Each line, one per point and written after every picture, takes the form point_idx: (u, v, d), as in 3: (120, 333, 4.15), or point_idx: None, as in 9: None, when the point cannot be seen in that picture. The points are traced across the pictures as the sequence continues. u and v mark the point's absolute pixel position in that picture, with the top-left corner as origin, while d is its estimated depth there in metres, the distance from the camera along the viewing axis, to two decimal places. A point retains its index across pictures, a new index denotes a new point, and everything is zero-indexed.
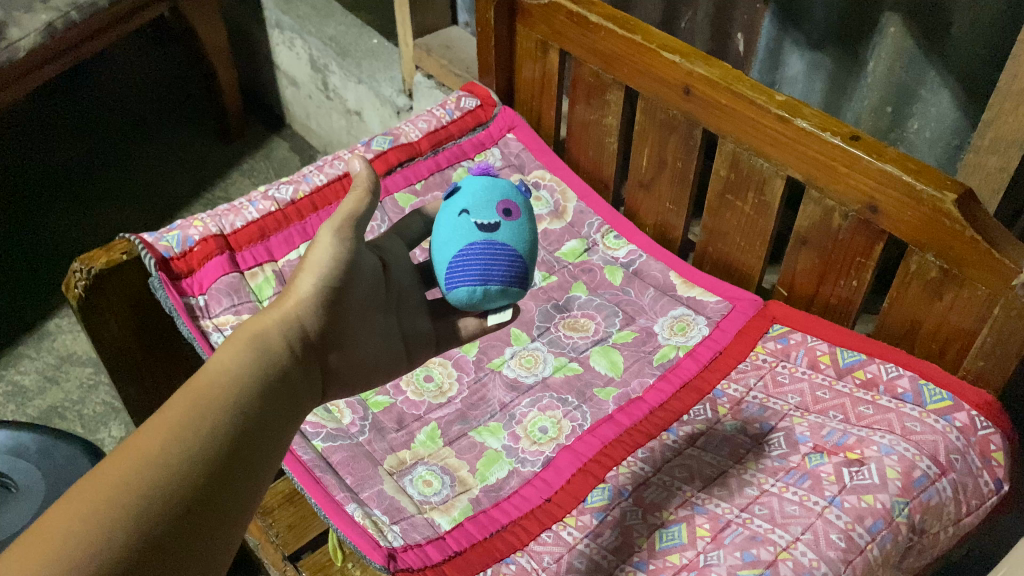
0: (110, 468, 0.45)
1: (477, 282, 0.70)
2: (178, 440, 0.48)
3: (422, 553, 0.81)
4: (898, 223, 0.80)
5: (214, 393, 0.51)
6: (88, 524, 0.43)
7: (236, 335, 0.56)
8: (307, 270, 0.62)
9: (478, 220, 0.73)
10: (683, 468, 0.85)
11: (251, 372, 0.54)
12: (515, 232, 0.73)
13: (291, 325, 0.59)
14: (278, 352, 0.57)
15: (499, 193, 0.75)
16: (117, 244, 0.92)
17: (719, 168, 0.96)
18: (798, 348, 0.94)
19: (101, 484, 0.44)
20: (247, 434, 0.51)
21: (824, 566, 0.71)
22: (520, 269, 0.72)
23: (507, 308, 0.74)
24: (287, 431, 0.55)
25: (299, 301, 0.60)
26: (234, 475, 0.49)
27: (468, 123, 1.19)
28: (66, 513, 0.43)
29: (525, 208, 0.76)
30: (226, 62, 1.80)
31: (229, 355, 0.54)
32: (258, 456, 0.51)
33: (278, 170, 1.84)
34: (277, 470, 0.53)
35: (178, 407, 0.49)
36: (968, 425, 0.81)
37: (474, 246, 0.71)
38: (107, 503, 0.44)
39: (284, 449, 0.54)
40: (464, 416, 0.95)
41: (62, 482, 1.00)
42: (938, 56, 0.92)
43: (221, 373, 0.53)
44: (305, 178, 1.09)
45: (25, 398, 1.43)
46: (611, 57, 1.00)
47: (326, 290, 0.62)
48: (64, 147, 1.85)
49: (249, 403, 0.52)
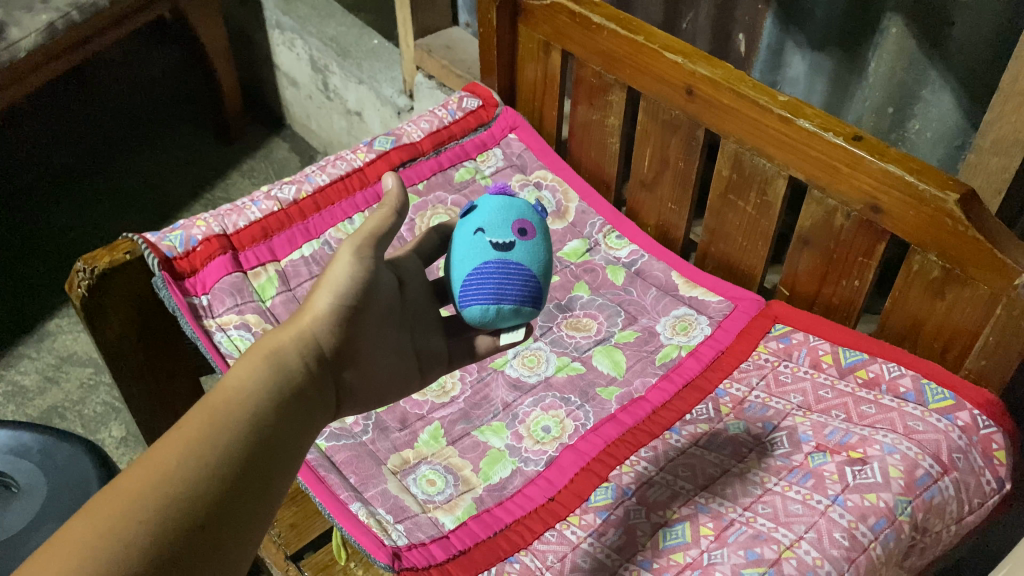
0: (126, 484, 0.46)
1: (490, 301, 0.70)
2: (193, 456, 0.48)
3: (427, 552, 0.81)
4: (901, 223, 0.80)
5: (231, 410, 0.51)
6: (104, 539, 0.43)
7: (252, 352, 0.56)
8: (324, 287, 0.62)
9: (493, 239, 0.73)
10: (687, 467, 0.85)
11: (267, 390, 0.54)
12: (530, 252, 0.73)
13: (308, 342, 0.59)
14: (294, 369, 0.57)
15: (515, 213, 0.76)
16: (119, 244, 0.92)
17: (721, 169, 0.97)
18: (801, 347, 0.94)
19: (116, 500, 0.45)
20: (261, 452, 0.51)
21: (827, 564, 0.71)
22: (534, 288, 0.72)
23: (519, 327, 0.74)
24: (301, 449, 0.55)
25: (316, 317, 0.60)
26: (249, 493, 0.49)
27: (470, 123, 1.19)
28: (82, 528, 0.43)
29: (540, 229, 0.76)
30: (226, 62, 1.80)
31: (245, 372, 0.54)
32: (272, 474, 0.51)
33: (278, 170, 1.84)
34: (291, 486, 0.53)
35: (195, 423, 0.50)
36: (970, 424, 0.81)
37: (488, 264, 0.71)
38: (122, 518, 0.44)
39: (298, 466, 0.54)
40: (467, 415, 0.95)
41: (63, 481, 0.99)
42: (940, 57, 0.92)
43: (237, 389, 0.53)
44: (307, 178, 1.09)
45: (25, 398, 1.43)
46: (614, 58, 1.00)
47: (343, 308, 0.62)
48: (65, 149, 1.85)
49: (264, 420, 0.52)
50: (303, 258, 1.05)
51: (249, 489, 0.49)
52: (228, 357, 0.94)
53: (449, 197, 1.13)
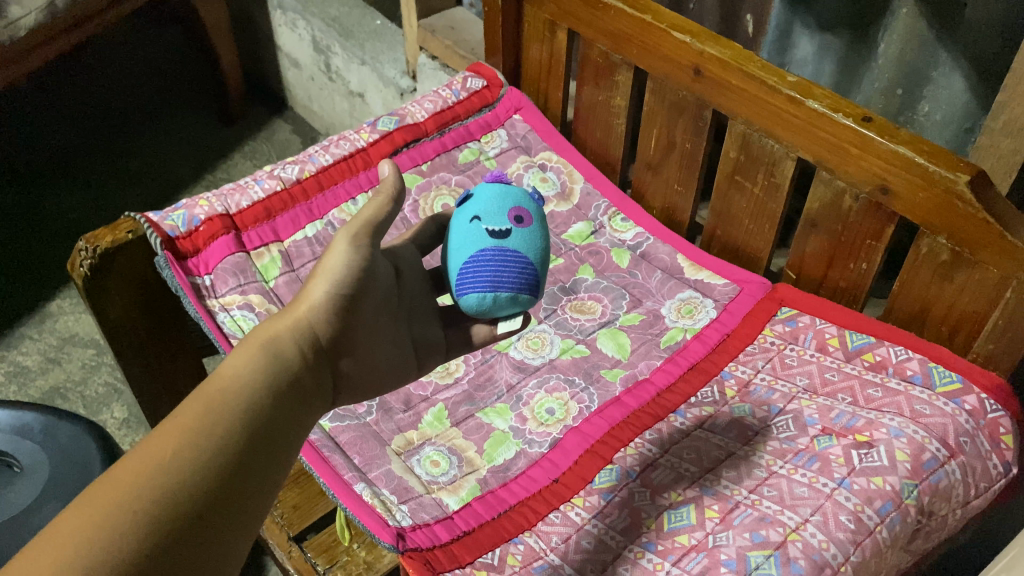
0: (121, 473, 0.45)
1: (487, 289, 0.69)
2: (188, 447, 0.47)
3: (430, 532, 0.81)
4: (909, 205, 0.79)
5: (227, 399, 0.51)
6: (100, 529, 0.42)
7: (248, 341, 0.56)
8: (321, 277, 0.61)
9: (490, 226, 0.72)
10: (692, 450, 0.85)
11: (263, 378, 0.54)
12: (526, 239, 0.72)
13: (304, 330, 0.58)
14: (290, 358, 0.56)
15: (511, 201, 0.75)
16: (121, 223, 0.91)
17: (728, 150, 0.96)
18: (807, 331, 0.93)
19: (111, 490, 0.44)
20: (258, 442, 0.51)
21: (833, 547, 0.71)
22: (531, 276, 0.71)
23: (517, 316, 0.73)
24: (299, 438, 0.54)
25: (312, 306, 0.60)
26: (245, 484, 0.49)
27: (475, 103, 1.18)
28: (77, 520, 0.43)
29: (538, 217, 0.76)
30: (227, 42, 1.78)
31: (240, 362, 0.54)
32: (269, 464, 0.51)
33: (279, 151, 1.83)
34: (287, 475, 0.53)
35: (191, 412, 0.49)
36: (978, 408, 0.81)
37: (484, 252, 0.70)
38: (118, 509, 0.43)
39: (295, 455, 0.54)
40: (471, 397, 0.95)
41: (65, 461, 0.99)
42: (951, 38, 0.91)
43: (233, 379, 0.52)
44: (310, 158, 1.08)
45: (27, 378, 1.43)
46: (621, 38, 0.99)
47: (340, 296, 0.61)
48: (65, 129, 1.84)
49: (261, 410, 0.52)
50: (306, 239, 1.04)
51: (246, 478, 0.49)
52: (230, 338, 0.93)
53: (453, 178, 1.12)
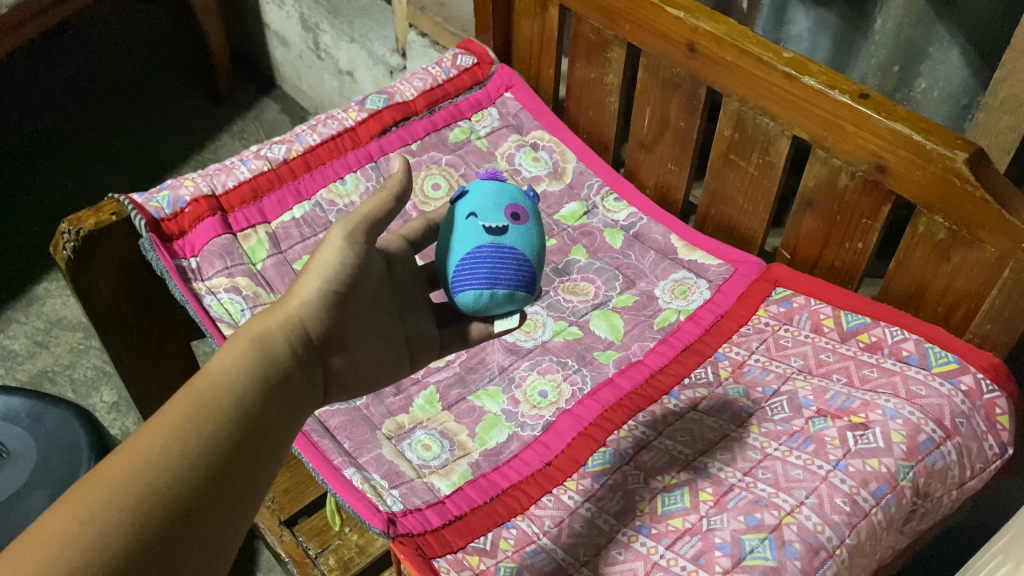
0: (108, 470, 0.44)
1: (484, 285, 0.67)
2: (177, 444, 0.46)
3: (422, 517, 0.80)
4: (907, 184, 0.78)
5: (217, 396, 0.49)
6: (86, 528, 0.41)
7: (238, 336, 0.54)
8: (312, 273, 0.59)
9: (486, 223, 0.70)
10: (686, 432, 0.84)
11: (253, 375, 0.52)
12: (523, 236, 0.71)
13: (295, 327, 0.57)
14: (280, 354, 0.55)
15: (508, 197, 0.73)
16: (105, 205, 0.89)
17: (723, 128, 0.94)
18: (802, 311, 0.93)
19: (97, 486, 0.43)
20: (247, 441, 0.49)
21: (828, 530, 0.71)
22: (528, 274, 0.70)
23: (513, 313, 0.71)
24: (288, 437, 0.53)
25: (303, 302, 0.58)
26: (233, 481, 0.47)
27: (465, 81, 1.16)
28: (61, 517, 0.41)
29: (533, 213, 0.74)
30: (215, 19, 1.75)
31: (229, 357, 0.52)
32: (258, 463, 0.50)
33: (268, 131, 1.80)
34: (277, 473, 0.51)
35: (180, 408, 0.48)
36: (974, 389, 0.80)
37: (481, 250, 0.69)
38: (106, 506, 0.42)
39: (286, 454, 0.52)
40: (463, 379, 0.94)
41: (52, 445, 0.98)
42: (949, 13, 0.89)
43: (223, 374, 0.51)
44: (298, 137, 1.06)
45: (15, 362, 1.41)
46: (614, 13, 0.97)
47: (332, 293, 0.59)
48: (50, 110, 1.80)
49: (250, 407, 0.50)
50: (294, 220, 1.02)
51: (234, 477, 0.48)
52: (218, 322, 0.92)
53: (444, 158, 1.10)
